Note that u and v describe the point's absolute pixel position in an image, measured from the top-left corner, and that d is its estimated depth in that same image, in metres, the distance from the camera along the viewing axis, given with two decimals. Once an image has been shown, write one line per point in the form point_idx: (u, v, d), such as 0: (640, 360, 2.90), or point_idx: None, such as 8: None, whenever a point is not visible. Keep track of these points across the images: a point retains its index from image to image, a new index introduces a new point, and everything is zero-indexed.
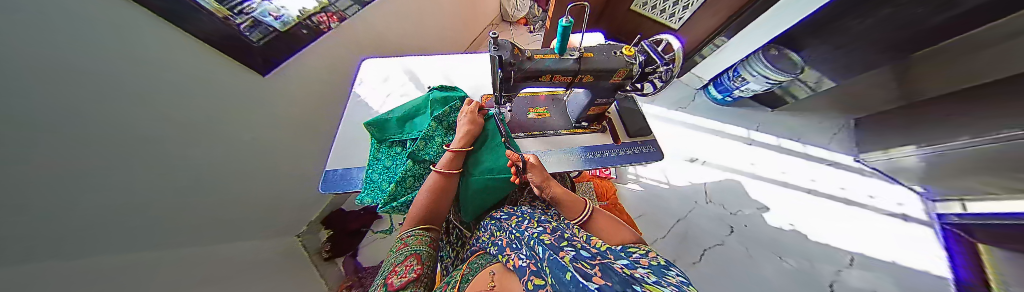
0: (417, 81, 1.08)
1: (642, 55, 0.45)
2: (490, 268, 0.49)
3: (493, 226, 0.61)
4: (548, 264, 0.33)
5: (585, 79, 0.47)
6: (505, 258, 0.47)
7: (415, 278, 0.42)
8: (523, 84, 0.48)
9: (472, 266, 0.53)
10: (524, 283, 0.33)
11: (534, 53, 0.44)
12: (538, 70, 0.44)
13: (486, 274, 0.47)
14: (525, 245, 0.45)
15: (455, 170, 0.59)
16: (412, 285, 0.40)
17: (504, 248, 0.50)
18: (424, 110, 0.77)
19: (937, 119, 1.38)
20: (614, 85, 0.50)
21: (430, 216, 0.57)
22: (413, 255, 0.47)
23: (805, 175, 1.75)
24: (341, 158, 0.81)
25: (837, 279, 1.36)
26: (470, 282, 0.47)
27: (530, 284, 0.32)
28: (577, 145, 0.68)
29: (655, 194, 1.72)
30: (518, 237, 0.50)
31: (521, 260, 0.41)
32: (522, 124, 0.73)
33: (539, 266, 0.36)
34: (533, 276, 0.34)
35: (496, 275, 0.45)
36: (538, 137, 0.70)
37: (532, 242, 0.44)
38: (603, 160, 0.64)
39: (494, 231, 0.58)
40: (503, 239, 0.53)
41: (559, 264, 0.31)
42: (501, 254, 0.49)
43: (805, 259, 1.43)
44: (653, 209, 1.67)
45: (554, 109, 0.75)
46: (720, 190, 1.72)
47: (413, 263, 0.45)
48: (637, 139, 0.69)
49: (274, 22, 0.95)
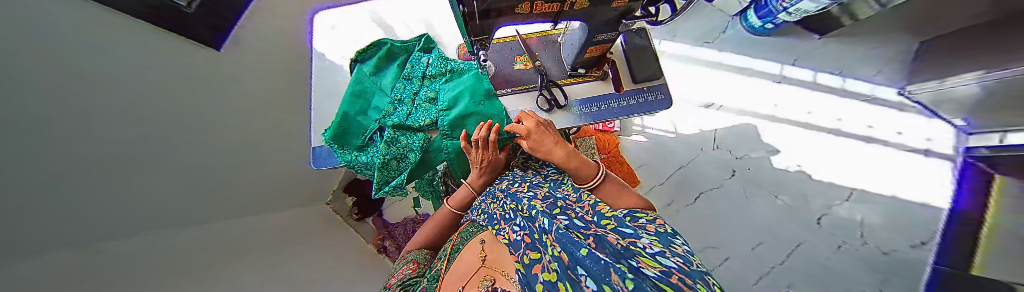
0: None
1: None
2: (480, 237, 0.51)
3: (484, 193, 0.60)
4: (551, 236, 0.31)
5: (578, 6, 0.35)
6: (495, 227, 0.47)
7: (410, 275, 0.50)
8: (499, 20, 0.37)
9: (462, 235, 0.57)
10: (519, 257, 0.34)
11: None
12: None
13: (475, 244, 0.49)
14: (520, 212, 0.43)
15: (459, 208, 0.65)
16: (406, 281, 0.48)
17: (493, 218, 0.49)
18: (387, 68, 0.68)
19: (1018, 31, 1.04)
20: (619, 13, 0.38)
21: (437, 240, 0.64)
22: (411, 261, 0.55)
23: (832, 114, 1.59)
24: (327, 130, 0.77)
25: (825, 213, 1.42)
26: (461, 250, 0.51)
27: (527, 258, 0.31)
28: (573, 98, 0.58)
29: (659, 144, 1.67)
30: (513, 207, 0.46)
31: (517, 230, 0.39)
32: (509, 78, 0.62)
33: (529, 236, 0.36)
34: (525, 249, 0.34)
35: (486, 245, 0.48)
36: (527, 92, 0.60)
37: (528, 209, 0.42)
38: (599, 115, 0.56)
39: (484, 198, 0.58)
40: (497, 205, 0.52)
41: (568, 238, 0.28)
42: (490, 223, 0.49)
43: (799, 196, 1.47)
44: (655, 160, 1.65)
45: (545, 54, 0.62)
46: (731, 136, 1.64)
47: (409, 266, 0.53)
48: (643, 86, 0.59)
49: None
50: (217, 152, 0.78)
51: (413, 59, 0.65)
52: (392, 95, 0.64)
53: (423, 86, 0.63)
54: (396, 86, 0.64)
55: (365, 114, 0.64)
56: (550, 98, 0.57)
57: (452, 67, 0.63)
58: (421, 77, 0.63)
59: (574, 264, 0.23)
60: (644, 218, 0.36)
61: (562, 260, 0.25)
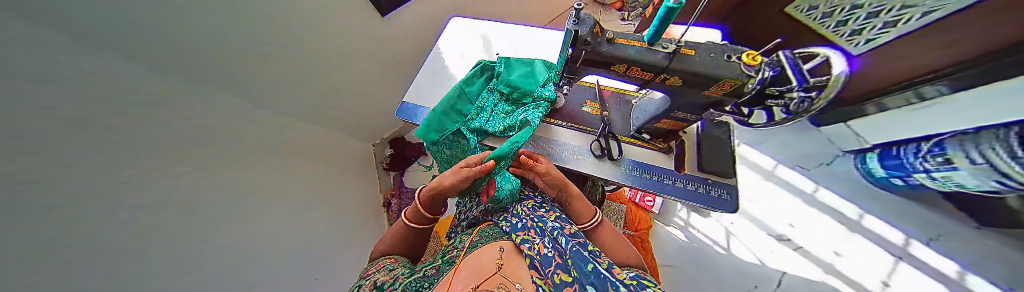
0: (491, 45, 1.12)
1: (772, 69, 0.33)
2: (499, 244, 0.53)
3: (513, 204, 0.62)
4: (569, 256, 0.44)
5: (669, 82, 0.38)
6: (518, 239, 0.51)
7: (390, 266, 0.50)
8: (590, 69, 0.43)
9: (480, 236, 0.59)
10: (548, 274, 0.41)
11: (615, 36, 0.37)
12: (618, 56, 0.37)
13: (492, 248, 0.51)
14: (545, 234, 0.51)
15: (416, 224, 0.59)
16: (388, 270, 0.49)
17: (519, 229, 0.54)
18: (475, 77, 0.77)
19: None
20: (709, 101, 0.40)
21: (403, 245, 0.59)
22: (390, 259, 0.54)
23: None
24: (416, 93, 0.97)
25: None
26: (481, 245, 0.53)
27: (558, 278, 0.40)
28: (627, 156, 0.59)
29: (700, 252, 1.43)
30: (539, 226, 0.53)
31: (545, 248, 0.47)
32: (572, 115, 0.68)
33: (561, 260, 0.44)
34: (558, 270, 0.42)
35: (504, 253, 0.49)
36: (584, 133, 0.64)
37: (553, 236, 0.50)
38: (649, 184, 0.55)
39: (512, 210, 0.62)
40: (524, 220, 0.57)
41: (582, 259, 0.43)
42: (515, 233, 0.53)
43: None
44: (690, 268, 1.39)
45: (616, 108, 0.65)
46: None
47: (387, 262, 0.52)
48: (705, 176, 0.56)
49: None
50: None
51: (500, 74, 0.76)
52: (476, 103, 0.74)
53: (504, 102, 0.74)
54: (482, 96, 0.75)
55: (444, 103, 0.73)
56: (605, 146, 0.59)
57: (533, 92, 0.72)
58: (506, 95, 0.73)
59: (583, 279, 0.39)
60: (650, 287, 0.37)
61: (577, 279, 0.39)
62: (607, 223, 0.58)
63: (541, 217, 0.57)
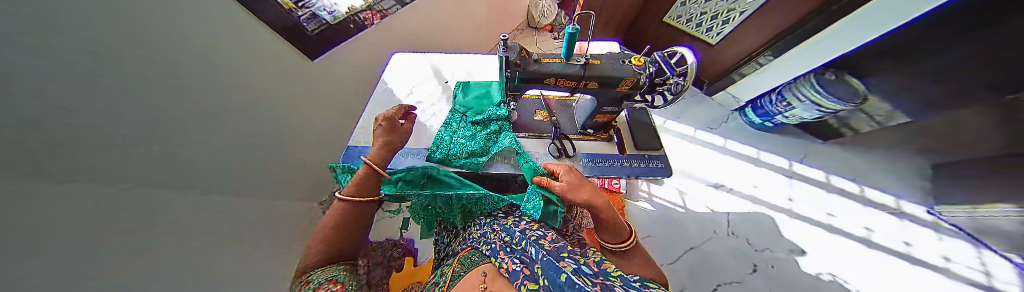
0: (439, 75, 1.16)
1: (651, 66, 0.45)
2: (481, 268, 0.54)
3: (490, 227, 0.65)
4: (540, 267, 0.45)
5: (589, 86, 0.47)
6: (500, 259, 0.52)
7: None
8: (529, 86, 0.49)
9: (462, 262, 0.58)
10: (519, 287, 0.44)
11: (540, 58, 0.45)
12: (548, 72, 0.45)
13: (475, 274, 0.52)
14: (520, 247, 0.54)
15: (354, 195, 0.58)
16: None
17: (496, 250, 0.55)
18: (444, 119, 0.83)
19: None
20: (621, 95, 0.51)
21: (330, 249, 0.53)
22: (330, 279, 0.46)
23: (854, 221, 1.53)
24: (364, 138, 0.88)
25: None
26: (464, 275, 0.53)
27: (527, 285, 0.43)
28: (581, 151, 0.67)
29: (668, 216, 1.61)
30: (514, 242, 0.56)
31: (519, 261, 0.50)
32: (527, 125, 0.74)
33: (532, 269, 0.47)
34: (526, 281, 0.45)
35: (486, 277, 0.51)
36: (541, 139, 0.71)
37: (528, 247, 0.53)
38: (603, 170, 0.63)
39: (492, 230, 0.63)
40: (500, 241, 0.58)
41: (552, 266, 0.44)
42: (494, 255, 0.54)
43: None
44: (664, 232, 1.55)
45: (561, 113, 0.75)
46: (747, 224, 1.55)
47: (331, 287, 0.45)
48: (643, 153, 0.67)
49: (327, 16, 1.07)
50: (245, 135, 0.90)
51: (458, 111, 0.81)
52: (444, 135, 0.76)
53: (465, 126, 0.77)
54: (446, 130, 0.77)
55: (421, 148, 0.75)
56: (560, 147, 0.67)
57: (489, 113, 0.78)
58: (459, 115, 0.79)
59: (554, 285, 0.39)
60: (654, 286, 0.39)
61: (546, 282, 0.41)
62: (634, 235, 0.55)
63: (514, 231, 0.60)
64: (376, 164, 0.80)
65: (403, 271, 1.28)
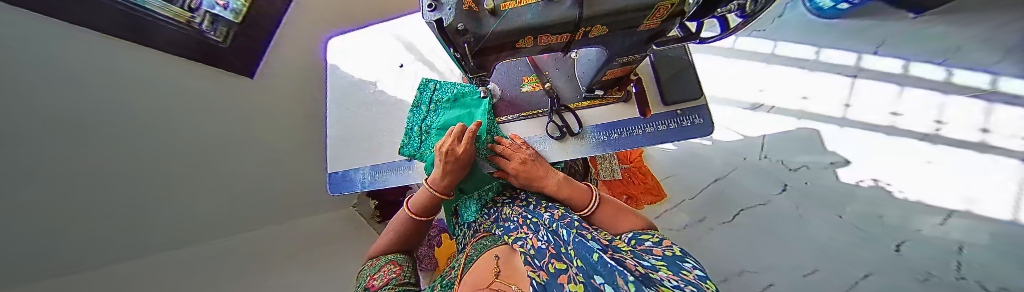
0: (405, 45, 0.92)
1: None
2: (493, 251, 0.45)
3: (499, 211, 0.54)
4: (571, 247, 0.30)
5: (593, 33, 0.28)
6: (513, 238, 0.42)
7: (397, 276, 0.42)
8: (496, 55, 0.31)
9: (474, 246, 0.51)
10: (545, 267, 0.29)
11: (500, 2, 0.24)
12: (517, 28, 0.26)
13: (487, 258, 0.43)
14: (543, 226, 0.39)
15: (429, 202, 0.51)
16: (394, 280, 0.41)
17: (513, 229, 0.44)
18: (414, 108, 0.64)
19: None
20: (649, 35, 0.31)
21: (407, 241, 0.53)
22: (391, 262, 0.47)
23: (928, 114, 1.22)
24: (339, 157, 0.76)
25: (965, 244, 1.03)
26: (473, 262, 0.45)
27: (551, 268, 0.28)
28: (588, 124, 0.52)
29: (692, 153, 1.49)
30: (534, 221, 0.43)
31: (541, 242, 0.36)
32: (516, 101, 0.57)
33: (560, 250, 0.31)
34: (554, 260, 0.29)
35: (499, 259, 0.41)
36: (534, 118, 0.55)
37: (550, 226, 0.38)
38: (619, 143, 0.50)
39: (501, 213, 0.53)
40: (518, 218, 0.47)
41: (585, 246, 0.28)
42: (507, 235, 0.44)
43: (871, 208, 1.17)
44: (687, 170, 1.47)
45: (557, 73, 0.55)
46: (785, 142, 1.39)
47: (391, 268, 0.44)
48: (675, 109, 0.50)
49: (225, 13, 0.80)
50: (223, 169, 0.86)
51: (424, 98, 0.62)
52: (424, 133, 0.59)
53: (432, 111, 0.61)
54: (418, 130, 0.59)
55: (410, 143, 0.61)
56: (561, 124, 0.52)
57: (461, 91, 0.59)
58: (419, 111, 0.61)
59: (586, 270, 0.23)
60: (649, 240, 0.33)
61: (578, 267, 0.25)
62: (605, 197, 0.46)
63: (530, 210, 0.47)
64: (363, 186, 0.71)
65: (444, 244, 1.44)
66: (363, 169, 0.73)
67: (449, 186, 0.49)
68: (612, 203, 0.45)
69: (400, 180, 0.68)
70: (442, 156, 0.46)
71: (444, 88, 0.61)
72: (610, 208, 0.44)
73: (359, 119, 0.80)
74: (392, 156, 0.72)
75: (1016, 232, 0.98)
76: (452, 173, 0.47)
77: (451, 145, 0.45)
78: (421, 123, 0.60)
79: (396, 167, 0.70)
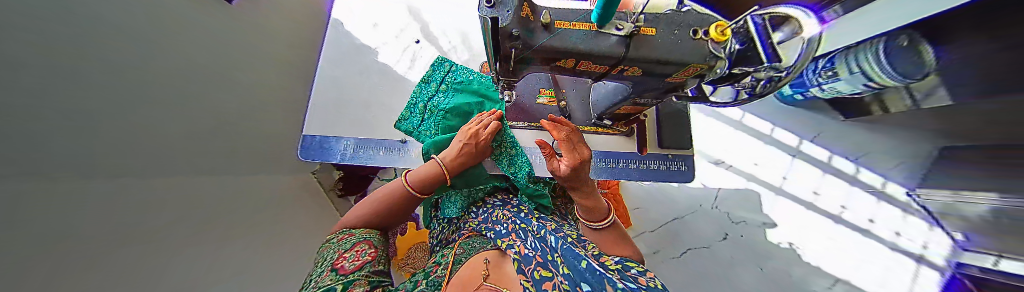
0: (421, 22, 0.91)
1: (736, 43, 0.28)
2: (483, 254, 0.43)
3: (490, 213, 0.53)
4: (560, 254, 0.31)
5: (629, 72, 0.30)
6: (505, 244, 0.42)
7: (372, 260, 0.37)
8: (533, 67, 0.31)
9: (463, 248, 0.48)
10: (531, 274, 0.29)
11: (555, 20, 0.26)
12: (569, 50, 0.27)
13: (477, 259, 0.42)
14: (532, 233, 0.40)
15: (429, 181, 0.47)
16: (369, 265, 0.35)
17: (505, 234, 0.44)
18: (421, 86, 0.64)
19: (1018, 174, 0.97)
20: (671, 86, 0.35)
21: (384, 221, 0.48)
22: (364, 241, 0.41)
23: (837, 200, 1.49)
24: (321, 121, 0.68)
25: None
26: (462, 265, 0.43)
27: (537, 274, 0.28)
28: (592, 148, 0.55)
29: (659, 190, 1.63)
30: (522, 227, 0.43)
31: (530, 248, 0.36)
32: (528, 111, 0.58)
33: (548, 258, 0.31)
34: (540, 267, 0.30)
35: (489, 262, 0.40)
36: (541, 130, 0.56)
37: (545, 235, 0.38)
38: (615, 173, 0.54)
39: (490, 214, 0.52)
40: (508, 222, 0.47)
41: (573, 253, 0.30)
42: (499, 240, 0.44)
43: (784, 267, 1.40)
44: (652, 205, 1.60)
45: (573, 94, 0.56)
46: (733, 198, 1.59)
47: (365, 248, 0.39)
48: (667, 152, 0.55)
49: None
50: (229, 105, 0.81)
51: (436, 79, 0.62)
52: (428, 110, 0.60)
53: (439, 91, 0.61)
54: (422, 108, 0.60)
55: (411, 120, 0.61)
56: None
57: (473, 82, 0.61)
58: (428, 89, 0.62)
59: (573, 277, 0.24)
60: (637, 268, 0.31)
61: (565, 274, 0.25)
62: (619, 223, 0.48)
63: (522, 217, 0.47)
64: (343, 158, 0.64)
65: (408, 233, 1.35)
66: (349, 140, 0.67)
67: (458, 169, 0.49)
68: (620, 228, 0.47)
69: (388, 161, 0.64)
70: (463, 137, 0.48)
71: (460, 72, 0.63)
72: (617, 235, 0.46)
73: (351, 88, 0.74)
74: (385, 132, 0.68)
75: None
76: (467, 156, 0.48)
77: (478, 129, 0.48)
78: (427, 100, 0.61)
79: (386, 146, 0.66)
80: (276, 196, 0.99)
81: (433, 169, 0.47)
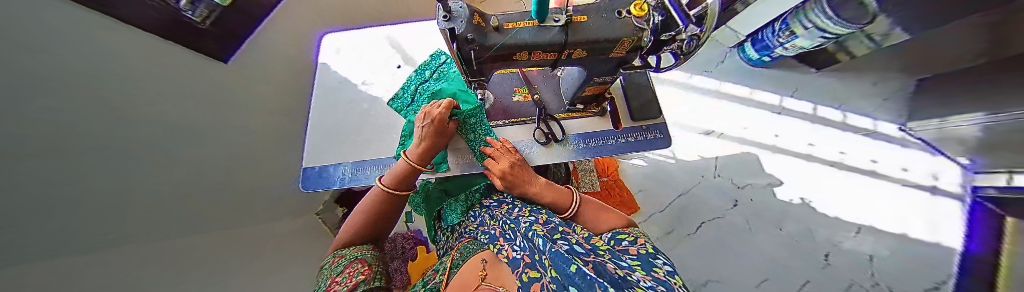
0: (402, 49, 0.99)
1: (658, 15, 0.32)
2: (480, 256, 0.45)
3: (483, 216, 0.54)
4: (546, 253, 0.31)
5: (575, 55, 0.35)
6: (496, 246, 0.43)
7: (366, 278, 0.37)
8: (497, 65, 0.37)
9: (461, 249, 0.50)
10: (521, 277, 0.29)
11: (504, 23, 0.31)
12: (519, 44, 0.32)
13: (475, 262, 0.44)
14: (520, 233, 0.41)
15: (397, 174, 0.51)
16: (362, 284, 0.36)
17: (495, 237, 0.45)
18: (408, 90, 0.70)
19: (993, 88, 0.99)
20: (616, 62, 0.40)
21: (378, 231, 0.51)
22: (358, 260, 0.42)
23: (834, 147, 1.51)
24: (316, 153, 0.72)
25: (874, 254, 1.24)
26: (460, 268, 0.45)
27: (526, 277, 0.28)
28: (570, 133, 0.60)
29: (658, 169, 1.65)
30: (512, 227, 0.44)
31: (518, 251, 0.36)
32: (506, 109, 0.62)
33: (535, 257, 0.32)
34: (529, 268, 0.30)
35: (487, 264, 0.42)
36: (523, 125, 0.61)
37: (529, 233, 0.39)
38: (594, 151, 0.58)
39: (484, 217, 0.54)
40: (498, 223, 0.48)
41: (563, 258, 0.27)
42: (493, 242, 0.45)
43: (802, 225, 1.38)
44: (657, 185, 1.60)
45: (544, 87, 0.62)
46: (732, 163, 1.61)
47: (359, 268, 0.39)
48: (641, 125, 0.60)
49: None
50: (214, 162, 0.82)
51: (421, 83, 0.68)
52: (415, 106, 0.65)
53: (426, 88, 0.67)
54: (411, 104, 0.66)
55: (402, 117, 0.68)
56: (546, 131, 0.59)
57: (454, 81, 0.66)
58: (414, 87, 0.68)
59: (561, 281, 0.23)
60: (626, 240, 0.37)
61: (553, 276, 0.24)
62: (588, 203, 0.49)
63: (512, 217, 0.47)
64: (342, 182, 0.68)
65: (418, 258, 1.34)
66: (344, 165, 0.70)
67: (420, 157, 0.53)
68: (594, 206, 0.49)
69: None
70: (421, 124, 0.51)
71: (446, 70, 0.69)
72: (590, 211, 0.48)
73: (347, 117, 0.80)
74: (379, 152, 0.72)
75: (913, 245, 1.22)
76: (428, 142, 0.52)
77: (434, 111, 0.51)
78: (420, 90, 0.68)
79: (381, 163, 0.70)
80: (281, 242, 0.99)
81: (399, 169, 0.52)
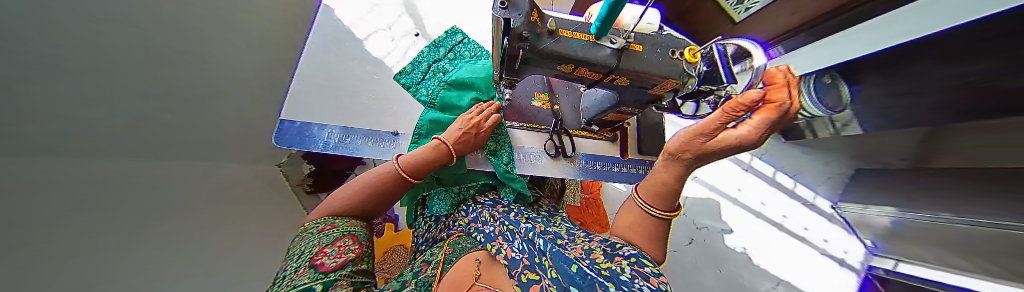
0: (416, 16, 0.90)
1: (705, 65, 0.33)
2: (473, 255, 0.43)
3: (478, 213, 0.52)
4: (549, 258, 0.30)
5: (618, 81, 0.35)
6: (493, 246, 0.41)
7: (355, 257, 0.34)
8: (529, 69, 0.34)
9: (453, 247, 0.48)
10: (518, 278, 0.28)
11: (558, 28, 0.29)
12: (566, 55, 0.30)
13: (470, 260, 0.41)
14: (520, 235, 0.40)
15: (416, 167, 0.46)
16: (351, 264, 0.32)
17: (493, 235, 0.43)
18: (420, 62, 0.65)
19: (909, 191, 1.20)
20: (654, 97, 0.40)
21: (368, 210, 0.46)
22: (348, 235, 0.38)
23: (779, 210, 1.71)
24: (301, 106, 0.64)
25: None
26: (452, 264, 0.42)
27: (525, 278, 0.27)
28: (580, 151, 0.60)
29: None
30: (511, 229, 0.43)
31: (515, 253, 0.36)
32: (523, 112, 0.60)
33: (538, 261, 0.31)
34: (528, 271, 0.29)
35: (481, 263, 0.40)
36: (536, 132, 0.60)
37: (533, 236, 0.38)
38: (601, 175, 0.58)
39: (480, 213, 0.52)
40: (496, 223, 0.47)
41: (563, 259, 0.28)
42: (487, 241, 0.43)
43: (739, 270, 1.51)
44: None
45: (566, 99, 0.61)
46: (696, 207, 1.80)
47: (349, 245, 0.36)
48: (645, 159, 0.62)
49: None
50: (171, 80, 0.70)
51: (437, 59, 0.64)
52: (427, 82, 0.62)
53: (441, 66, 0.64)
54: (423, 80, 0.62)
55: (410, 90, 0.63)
56: (558, 144, 0.58)
57: (473, 67, 0.64)
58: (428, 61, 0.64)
59: (562, 283, 0.23)
60: None
61: (554, 278, 0.24)
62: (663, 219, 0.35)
63: (511, 218, 0.46)
64: (325, 147, 0.60)
65: (385, 235, 1.28)
66: (331, 129, 0.63)
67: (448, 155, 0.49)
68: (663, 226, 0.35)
69: (377, 153, 0.62)
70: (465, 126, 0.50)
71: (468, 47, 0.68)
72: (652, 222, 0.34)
73: (343, 76, 0.71)
74: (376, 124, 0.66)
75: None
76: (463, 144, 0.50)
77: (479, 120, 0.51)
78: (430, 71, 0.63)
79: (375, 137, 0.64)
80: None
81: (434, 154, 0.47)
